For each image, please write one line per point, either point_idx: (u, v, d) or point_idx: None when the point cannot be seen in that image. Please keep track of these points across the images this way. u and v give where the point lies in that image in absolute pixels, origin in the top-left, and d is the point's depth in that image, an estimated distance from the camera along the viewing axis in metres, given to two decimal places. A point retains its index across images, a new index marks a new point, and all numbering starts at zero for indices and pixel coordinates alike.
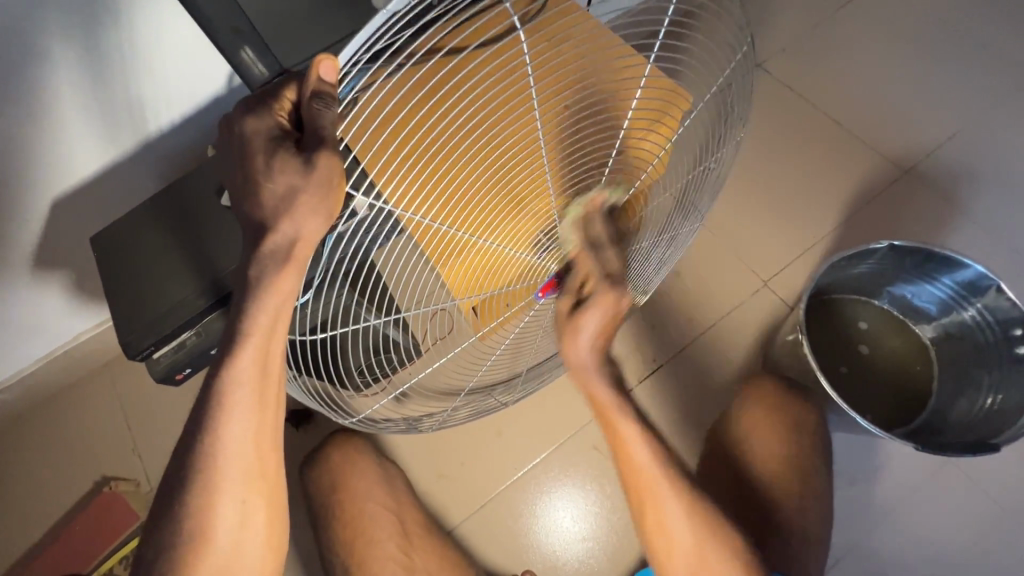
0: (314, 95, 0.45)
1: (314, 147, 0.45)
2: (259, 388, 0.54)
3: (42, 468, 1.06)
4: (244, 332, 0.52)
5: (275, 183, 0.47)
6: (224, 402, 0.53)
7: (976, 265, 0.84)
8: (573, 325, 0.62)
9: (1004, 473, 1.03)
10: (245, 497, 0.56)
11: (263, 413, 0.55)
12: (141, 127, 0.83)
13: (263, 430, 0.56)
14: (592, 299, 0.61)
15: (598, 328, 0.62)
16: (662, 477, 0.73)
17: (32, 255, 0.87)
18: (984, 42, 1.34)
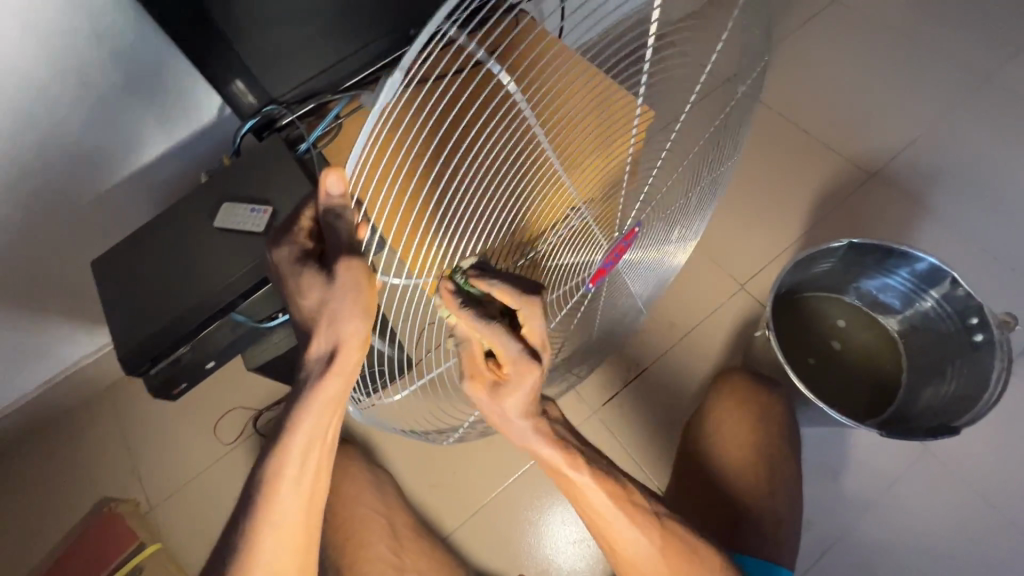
0: (329, 207, 0.40)
1: (335, 260, 0.42)
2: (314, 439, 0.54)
3: (52, 487, 1.14)
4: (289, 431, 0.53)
5: (309, 298, 0.45)
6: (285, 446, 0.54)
7: (929, 257, 0.88)
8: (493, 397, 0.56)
9: (980, 463, 1.05)
10: (286, 537, 0.57)
11: (303, 497, 0.57)
12: (135, 157, 0.90)
13: (312, 474, 0.57)
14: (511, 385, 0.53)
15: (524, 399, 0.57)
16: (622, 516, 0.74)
17: (39, 280, 0.94)
18: (936, 50, 1.42)
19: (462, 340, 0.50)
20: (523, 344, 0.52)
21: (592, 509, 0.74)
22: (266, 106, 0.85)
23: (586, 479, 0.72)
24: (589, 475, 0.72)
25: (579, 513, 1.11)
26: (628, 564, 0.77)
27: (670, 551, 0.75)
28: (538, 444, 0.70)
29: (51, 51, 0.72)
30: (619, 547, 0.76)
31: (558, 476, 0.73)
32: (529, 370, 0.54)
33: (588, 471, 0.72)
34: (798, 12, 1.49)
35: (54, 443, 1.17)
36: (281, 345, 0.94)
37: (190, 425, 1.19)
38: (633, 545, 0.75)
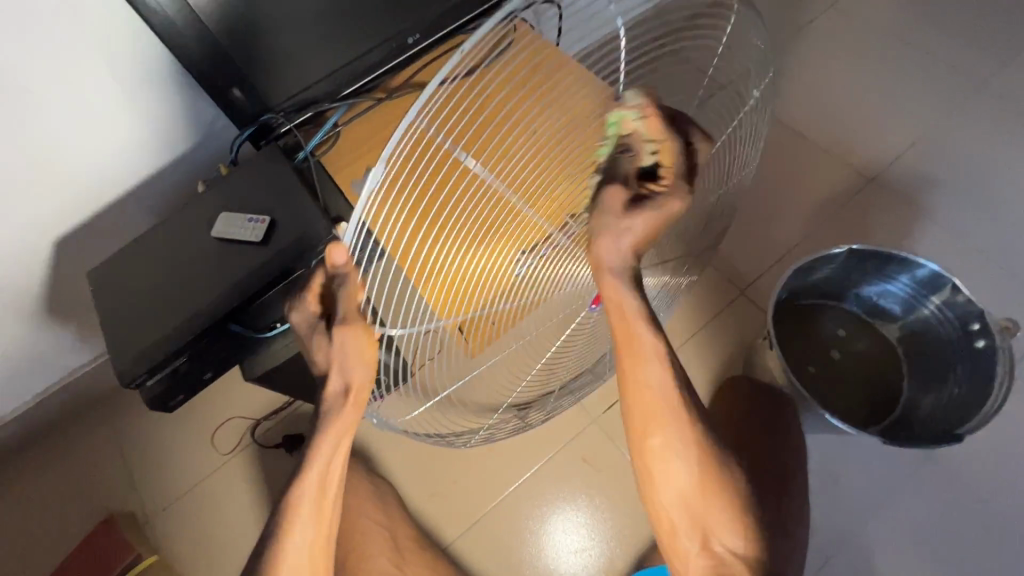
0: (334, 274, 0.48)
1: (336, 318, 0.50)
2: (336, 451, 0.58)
3: (47, 500, 1.13)
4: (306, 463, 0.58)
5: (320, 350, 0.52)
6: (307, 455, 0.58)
7: (929, 264, 0.88)
8: (630, 214, 0.55)
9: (983, 469, 1.05)
10: (312, 541, 0.61)
11: (319, 524, 0.61)
12: (132, 168, 0.89)
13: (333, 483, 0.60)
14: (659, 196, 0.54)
15: (642, 234, 0.56)
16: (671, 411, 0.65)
17: (34, 290, 0.93)
18: (933, 55, 1.42)
19: (635, 144, 0.53)
20: (680, 167, 0.54)
21: (647, 385, 0.64)
22: (263, 114, 0.84)
23: (653, 350, 0.63)
24: (660, 345, 0.64)
25: (581, 521, 1.10)
26: (661, 466, 0.67)
27: (706, 466, 0.67)
28: (624, 288, 0.60)
29: (45, 60, 0.71)
30: (653, 446, 0.66)
31: (625, 335, 0.63)
32: (676, 195, 0.55)
33: (660, 339, 0.63)
34: (794, 17, 1.50)
35: (49, 456, 1.16)
36: (291, 348, 0.88)
37: (187, 435, 1.18)
38: (665, 454, 0.66)
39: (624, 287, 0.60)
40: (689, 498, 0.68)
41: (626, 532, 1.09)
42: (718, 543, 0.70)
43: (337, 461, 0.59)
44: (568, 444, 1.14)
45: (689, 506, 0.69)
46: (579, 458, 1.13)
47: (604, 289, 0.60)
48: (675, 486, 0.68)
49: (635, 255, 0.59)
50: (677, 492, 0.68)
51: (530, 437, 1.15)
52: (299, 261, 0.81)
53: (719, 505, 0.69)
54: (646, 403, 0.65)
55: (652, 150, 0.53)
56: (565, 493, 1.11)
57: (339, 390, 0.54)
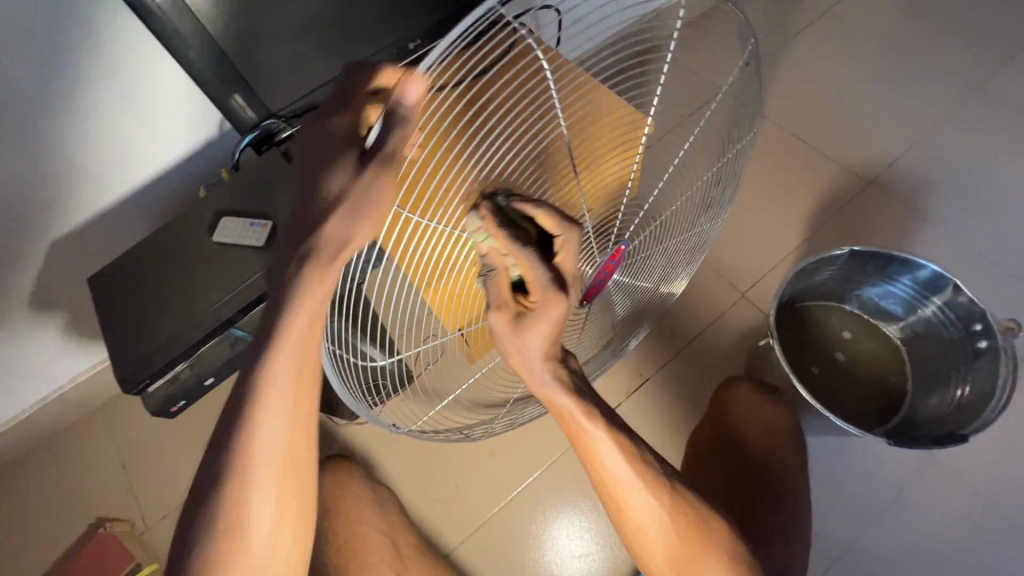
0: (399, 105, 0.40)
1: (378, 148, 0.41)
2: (292, 404, 0.50)
3: (44, 509, 1.12)
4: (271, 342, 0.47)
5: (335, 188, 0.42)
6: (252, 416, 0.49)
7: (930, 265, 0.88)
8: (523, 326, 0.54)
9: (986, 470, 1.04)
10: (275, 509, 0.53)
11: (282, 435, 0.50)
12: (133, 175, 0.89)
13: (291, 445, 0.52)
14: (536, 313, 0.53)
15: (545, 338, 0.55)
16: (638, 490, 0.65)
17: (32, 298, 0.93)
18: (928, 59, 1.43)
19: (495, 262, 0.53)
20: (550, 271, 0.51)
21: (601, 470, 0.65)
22: (265, 120, 0.83)
23: (603, 440, 0.63)
24: (608, 433, 0.63)
25: (584, 526, 1.09)
26: (635, 532, 0.69)
27: (680, 527, 0.67)
28: (557, 393, 0.60)
29: (47, 67, 0.71)
30: (629, 514, 0.67)
31: (572, 429, 0.63)
32: (557, 303, 0.52)
33: (606, 428, 0.63)
34: (789, 22, 1.51)
35: (47, 465, 1.15)
36: None
37: (186, 442, 1.17)
38: (643, 528, 0.67)
39: (552, 388, 0.59)
40: (673, 556, 0.68)
41: None
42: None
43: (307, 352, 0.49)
44: (569, 449, 1.13)
45: (675, 561, 0.69)
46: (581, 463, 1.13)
47: (539, 394, 0.61)
48: (657, 547, 0.69)
49: (551, 356, 0.58)
50: (662, 548, 0.68)
51: (531, 442, 1.14)
52: None
53: (708, 560, 0.68)
54: (613, 484, 0.65)
55: (513, 266, 0.52)
56: (568, 498, 1.11)
57: (308, 259, 0.44)
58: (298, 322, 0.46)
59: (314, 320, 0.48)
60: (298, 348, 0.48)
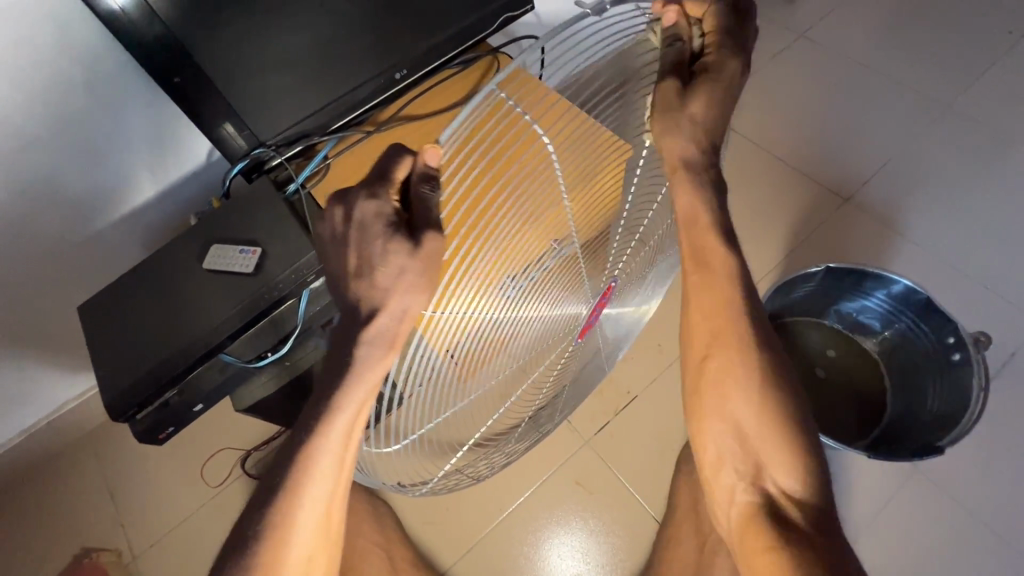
0: (422, 181, 0.45)
1: (422, 229, 0.46)
2: (340, 465, 0.56)
3: (32, 538, 1.11)
4: (311, 456, 0.55)
5: (388, 264, 0.47)
6: (307, 471, 0.55)
7: (902, 280, 0.91)
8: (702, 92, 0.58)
9: (970, 480, 1.06)
10: (313, 554, 0.59)
11: (322, 529, 0.59)
12: (125, 205, 0.91)
13: (333, 498, 0.58)
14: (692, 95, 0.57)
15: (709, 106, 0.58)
16: (733, 316, 0.66)
17: (24, 325, 0.94)
18: (900, 79, 1.49)
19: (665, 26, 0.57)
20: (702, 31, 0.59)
21: (709, 302, 0.66)
22: (255, 148, 0.85)
23: (717, 251, 0.65)
24: (728, 267, 0.66)
25: (577, 546, 1.08)
26: (715, 389, 0.67)
27: (761, 400, 0.65)
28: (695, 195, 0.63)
29: (43, 99, 0.73)
30: (709, 371, 0.67)
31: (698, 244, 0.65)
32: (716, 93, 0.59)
33: (729, 260, 0.65)
34: (767, 47, 1.57)
35: (35, 493, 1.14)
36: (313, 353, 0.94)
37: (176, 468, 1.16)
38: (727, 386, 0.66)
39: (690, 181, 0.62)
40: (741, 430, 0.66)
41: (622, 556, 1.07)
42: (772, 479, 0.65)
43: (351, 454, 0.57)
44: (561, 466, 1.14)
45: (744, 435, 0.66)
46: (571, 482, 1.13)
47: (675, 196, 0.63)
48: (741, 408, 0.65)
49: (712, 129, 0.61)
50: (727, 416, 0.67)
51: (521, 463, 1.15)
52: (293, 291, 0.84)
53: (777, 444, 0.65)
54: (714, 313, 0.67)
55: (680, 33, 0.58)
56: (561, 517, 1.10)
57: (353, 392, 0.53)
58: (357, 393, 0.53)
59: (359, 426, 0.55)
60: (353, 411, 0.54)
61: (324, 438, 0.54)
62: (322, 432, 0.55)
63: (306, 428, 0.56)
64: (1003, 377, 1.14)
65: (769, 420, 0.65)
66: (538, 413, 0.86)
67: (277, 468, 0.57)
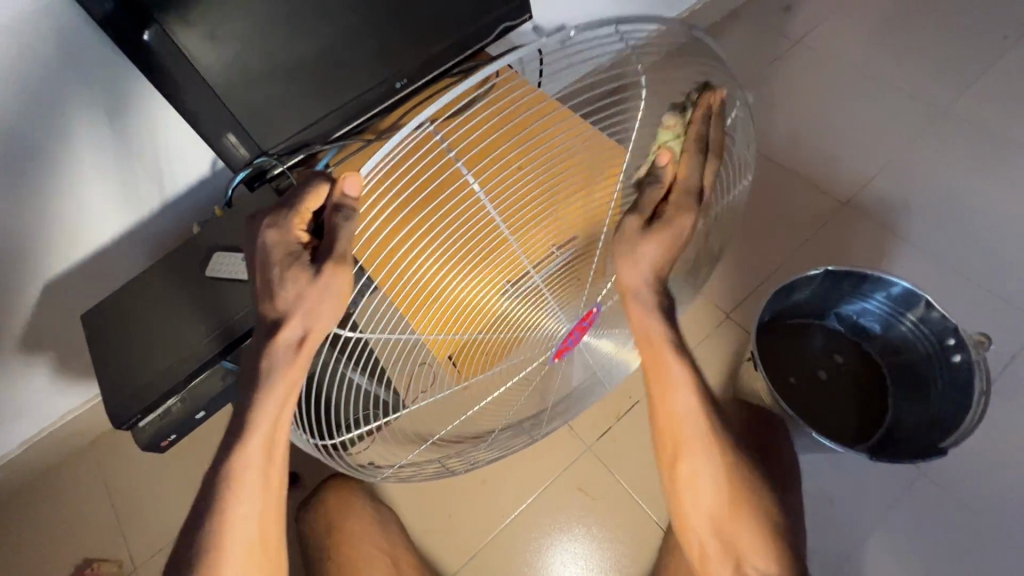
0: (337, 209, 0.49)
1: (325, 258, 0.49)
2: (265, 475, 0.58)
3: (34, 546, 1.11)
4: (238, 473, 0.57)
5: (289, 290, 0.51)
6: (234, 488, 0.57)
7: (901, 282, 0.91)
8: (628, 248, 0.59)
9: (977, 482, 1.05)
10: None
11: (254, 553, 0.60)
12: (131, 214, 0.92)
13: (268, 507, 0.60)
14: (666, 208, 0.58)
15: (655, 260, 0.59)
16: (695, 433, 0.70)
17: (30, 334, 0.95)
18: (898, 84, 1.50)
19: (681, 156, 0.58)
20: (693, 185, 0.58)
21: (674, 417, 0.70)
22: (257, 157, 0.86)
23: (677, 371, 0.68)
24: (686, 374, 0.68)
25: (580, 552, 1.08)
26: (688, 487, 0.72)
27: (732, 499, 0.71)
28: (653, 317, 0.65)
29: (51, 112, 0.75)
30: (682, 465, 0.72)
31: (657, 356, 0.68)
32: (687, 212, 0.58)
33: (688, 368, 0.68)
34: (765, 54, 1.59)
35: (38, 502, 1.14)
36: None
37: (177, 477, 1.16)
38: (700, 478, 0.71)
39: (651, 313, 0.65)
40: (715, 519, 0.72)
41: (627, 561, 1.07)
42: (750, 564, 0.71)
43: (276, 469, 0.59)
44: (562, 472, 1.13)
45: (719, 525, 0.72)
46: (575, 487, 1.12)
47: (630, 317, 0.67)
48: (706, 505, 0.72)
49: (661, 278, 0.62)
50: (707, 510, 0.72)
51: (525, 468, 1.15)
52: None
53: (750, 532, 0.71)
54: (674, 421, 0.70)
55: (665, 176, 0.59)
56: (566, 524, 1.10)
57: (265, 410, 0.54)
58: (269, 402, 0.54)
59: (278, 440, 0.57)
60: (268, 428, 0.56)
61: (244, 456, 0.56)
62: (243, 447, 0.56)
63: (228, 445, 0.57)
64: (1006, 378, 1.13)
65: (739, 513, 0.71)
66: (506, 430, 0.82)
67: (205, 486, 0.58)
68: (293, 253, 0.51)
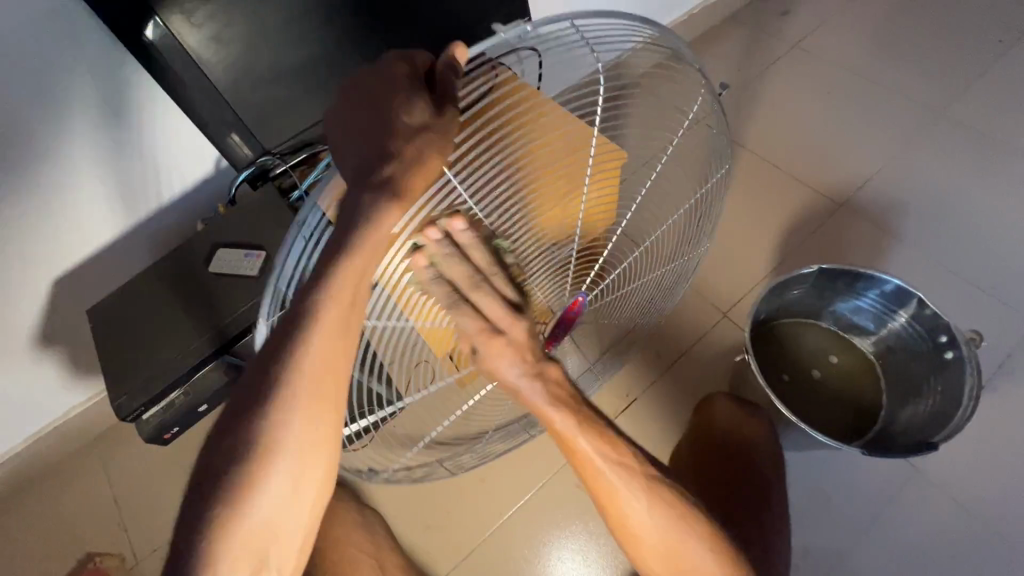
0: (446, 69, 0.53)
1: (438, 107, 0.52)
2: (325, 391, 0.53)
3: (36, 542, 1.12)
4: (295, 382, 0.51)
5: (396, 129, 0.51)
6: (290, 399, 0.51)
7: (894, 279, 0.92)
8: (489, 368, 0.67)
9: (969, 480, 1.06)
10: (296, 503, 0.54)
11: (306, 481, 0.54)
12: (137, 213, 0.94)
13: (321, 437, 0.54)
14: (482, 350, 0.65)
15: (513, 364, 0.66)
16: (627, 486, 0.71)
17: (35, 330, 0.97)
18: (893, 87, 1.52)
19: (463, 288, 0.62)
20: (495, 299, 0.64)
21: (602, 482, 0.71)
22: (260, 156, 0.88)
23: (587, 444, 0.70)
24: (595, 444, 0.70)
25: (575, 551, 1.09)
26: (633, 537, 0.73)
27: (677, 534, 0.72)
28: (545, 404, 0.68)
29: (60, 111, 0.77)
30: (627, 517, 0.73)
31: (565, 444, 0.71)
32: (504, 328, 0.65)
33: (593, 436, 0.70)
34: (762, 57, 1.60)
35: (40, 498, 1.16)
36: None
37: (179, 472, 1.17)
38: (642, 524, 0.72)
39: (546, 405, 0.68)
40: (666, 555, 0.73)
41: (622, 557, 1.08)
42: None
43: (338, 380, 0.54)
44: (557, 472, 1.14)
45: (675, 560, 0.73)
46: (571, 485, 1.13)
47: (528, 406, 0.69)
48: (652, 547, 0.73)
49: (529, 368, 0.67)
50: (655, 547, 0.73)
51: (520, 466, 1.16)
52: None
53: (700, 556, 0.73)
54: (602, 484, 0.71)
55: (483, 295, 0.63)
56: (562, 522, 1.11)
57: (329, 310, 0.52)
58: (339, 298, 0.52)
59: (341, 349, 0.53)
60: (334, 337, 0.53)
61: (302, 367, 0.52)
62: (274, 406, 0.51)
63: (267, 384, 0.51)
64: (1000, 378, 1.14)
65: (686, 542, 0.72)
66: (503, 427, 0.87)
67: (219, 466, 0.50)
68: (404, 90, 0.52)
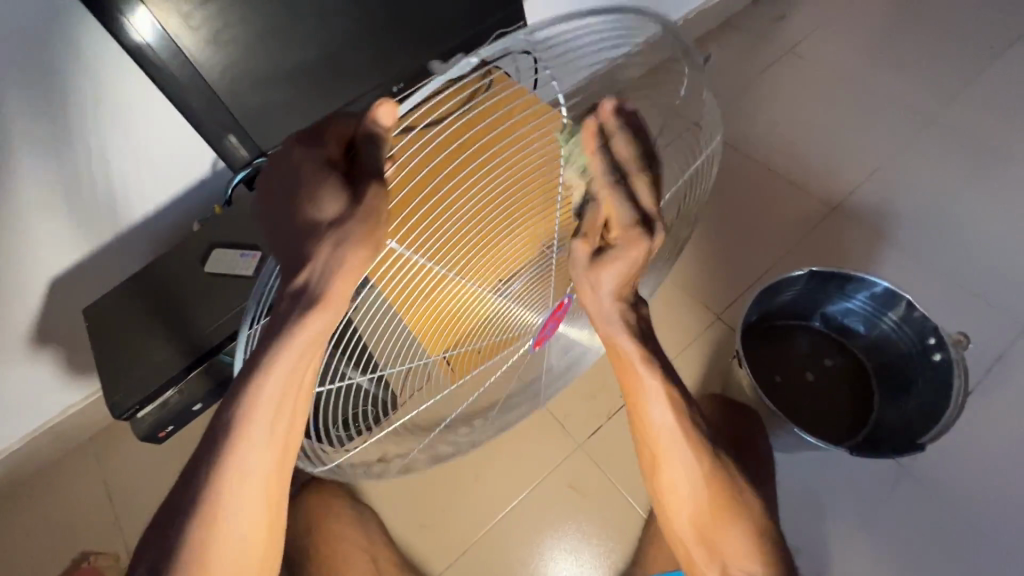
0: (371, 134, 0.41)
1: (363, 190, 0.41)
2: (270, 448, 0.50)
3: (31, 540, 1.12)
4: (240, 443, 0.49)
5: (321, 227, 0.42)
6: (232, 462, 0.49)
7: (882, 282, 0.93)
8: (596, 272, 0.55)
9: (958, 482, 1.07)
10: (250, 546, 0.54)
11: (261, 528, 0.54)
12: (133, 213, 0.95)
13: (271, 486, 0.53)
14: (617, 250, 0.53)
15: (616, 283, 0.57)
16: (676, 441, 0.70)
17: (32, 329, 0.97)
18: (887, 92, 1.53)
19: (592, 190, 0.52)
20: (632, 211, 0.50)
21: (647, 428, 0.71)
22: (257, 158, 0.87)
23: (649, 384, 0.67)
24: (660, 386, 0.68)
25: (568, 550, 1.09)
26: (668, 492, 0.74)
27: (709, 499, 0.72)
28: (620, 333, 0.64)
29: (57, 111, 0.78)
30: (663, 471, 0.73)
31: (626, 370, 0.68)
32: (637, 244, 0.52)
33: (660, 378, 0.68)
34: (757, 62, 1.62)
35: (36, 496, 1.16)
36: None
37: (174, 472, 1.18)
38: (677, 481, 0.72)
39: (618, 331, 0.64)
40: (697, 518, 0.73)
41: (615, 557, 1.08)
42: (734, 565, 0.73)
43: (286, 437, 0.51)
44: (550, 473, 1.15)
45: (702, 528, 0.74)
46: (564, 486, 1.14)
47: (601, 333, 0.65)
48: (685, 506, 0.73)
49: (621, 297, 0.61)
50: (686, 509, 0.73)
51: (513, 466, 1.16)
52: None
53: (727, 530, 0.73)
54: (653, 432, 0.71)
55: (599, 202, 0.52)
56: (555, 521, 1.11)
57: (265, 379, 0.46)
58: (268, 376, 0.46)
59: (285, 411, 0.49)
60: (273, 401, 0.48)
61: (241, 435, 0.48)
62: (239, 442, 0.49)
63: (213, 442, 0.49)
64: (990, 382, 1.15)
65: (721, 509, 0.72)
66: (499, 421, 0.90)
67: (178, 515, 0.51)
68: (319, 174, 0.41)
